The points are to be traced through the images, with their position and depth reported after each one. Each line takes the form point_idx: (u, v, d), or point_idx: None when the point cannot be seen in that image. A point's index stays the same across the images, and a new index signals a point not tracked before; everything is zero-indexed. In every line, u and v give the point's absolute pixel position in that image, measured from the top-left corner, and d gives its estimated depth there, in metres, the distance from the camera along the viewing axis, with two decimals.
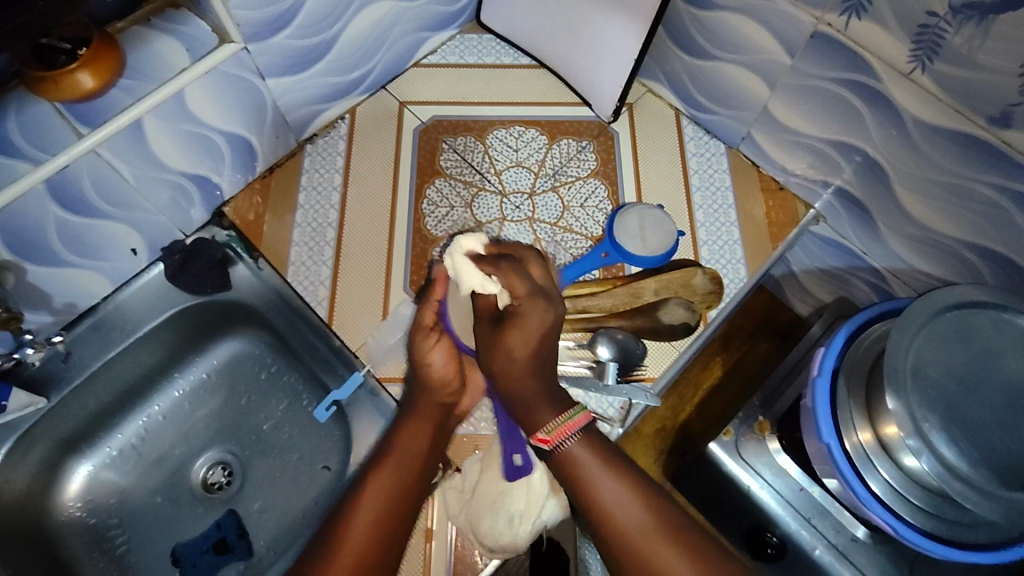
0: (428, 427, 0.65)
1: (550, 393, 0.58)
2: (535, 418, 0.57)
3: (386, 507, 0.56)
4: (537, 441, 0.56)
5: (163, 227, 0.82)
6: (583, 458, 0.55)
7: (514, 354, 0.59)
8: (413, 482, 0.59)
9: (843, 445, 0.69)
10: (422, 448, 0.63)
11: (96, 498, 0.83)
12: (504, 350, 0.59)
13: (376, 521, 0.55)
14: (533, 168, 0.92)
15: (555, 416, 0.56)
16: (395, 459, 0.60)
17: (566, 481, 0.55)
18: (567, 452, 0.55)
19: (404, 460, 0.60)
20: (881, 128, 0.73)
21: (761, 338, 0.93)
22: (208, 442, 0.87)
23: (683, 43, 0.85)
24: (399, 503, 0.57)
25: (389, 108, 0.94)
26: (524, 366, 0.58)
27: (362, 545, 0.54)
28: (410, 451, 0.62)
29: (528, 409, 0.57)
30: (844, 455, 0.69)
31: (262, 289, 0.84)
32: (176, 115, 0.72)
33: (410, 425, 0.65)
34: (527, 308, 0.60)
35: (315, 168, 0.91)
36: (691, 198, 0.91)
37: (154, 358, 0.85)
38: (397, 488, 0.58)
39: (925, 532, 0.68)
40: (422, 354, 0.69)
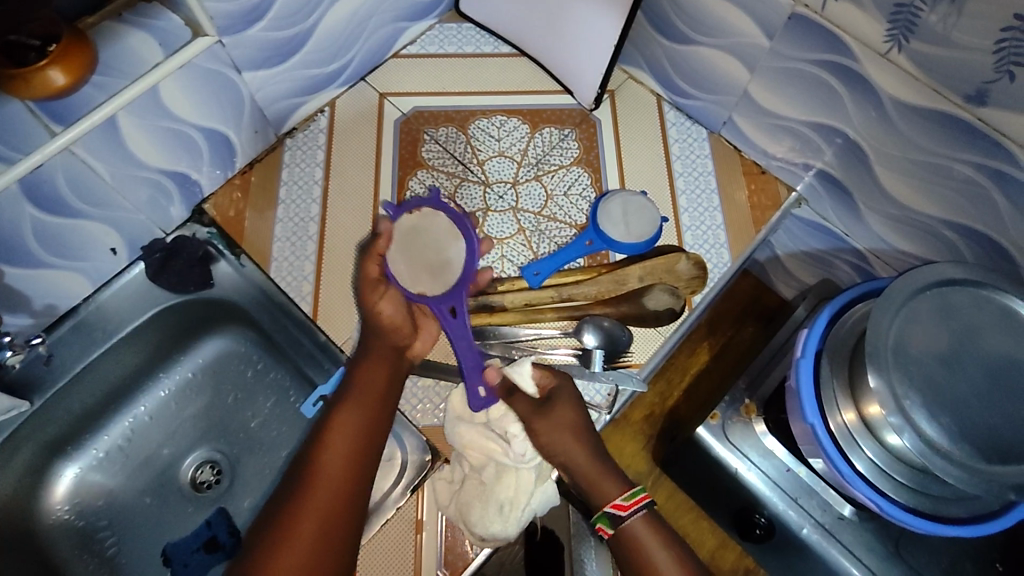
0: (382, 369, 0.69)
1: (607, 470, 0.66)
2: (602, 491, 0.64)
3: (346, 453, 0.62)
4: (610, 510, 0.63)
5: (142, 227, 0.81)
6: (642, 533, 0.62)
7: (563, 428, 0.67)
8: (368, 431, 0.64)
9: (827, 425, 0.70)
10: (378, 393, 0.67)
11: (84, 501, 0.83)
12: (551, 426, 0.67)
13: (339, 465, 0.61)
14: (516, 157, 0.91)
15: (620, 490, 0.64)
16: (354, 411, 0.65)
17: (626, 559, 0.62)
18: (632, 526, 0.62)
19: (360, 409, 0.65)
20: (860, 108, 0.73)
21: (747, 322, 0.98)
22: (195, 441, 0.87)
23: (662, 28, 0.85)
24: (359, 441, 0.63)
25: (368, 101, 0.93)
26: (574, 441, 0.67)
27: (326, 505, 0.59)
28: (366, 400, 0.66)
29: (596, 484, 0.65)
30: (829, 435, 0.70)
31: (241, 283, 0.83)
32: (150, 111, 0.71)
33: (363, 374, 0.68)
34: (561, 394, 0.69)
35: (295, 163, 0.89)
36: (674, 184, 0.91)
37: (138, 358, 0.84)
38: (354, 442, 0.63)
39: (910, 509, 0.69)
40: (372, 304, 0.69)
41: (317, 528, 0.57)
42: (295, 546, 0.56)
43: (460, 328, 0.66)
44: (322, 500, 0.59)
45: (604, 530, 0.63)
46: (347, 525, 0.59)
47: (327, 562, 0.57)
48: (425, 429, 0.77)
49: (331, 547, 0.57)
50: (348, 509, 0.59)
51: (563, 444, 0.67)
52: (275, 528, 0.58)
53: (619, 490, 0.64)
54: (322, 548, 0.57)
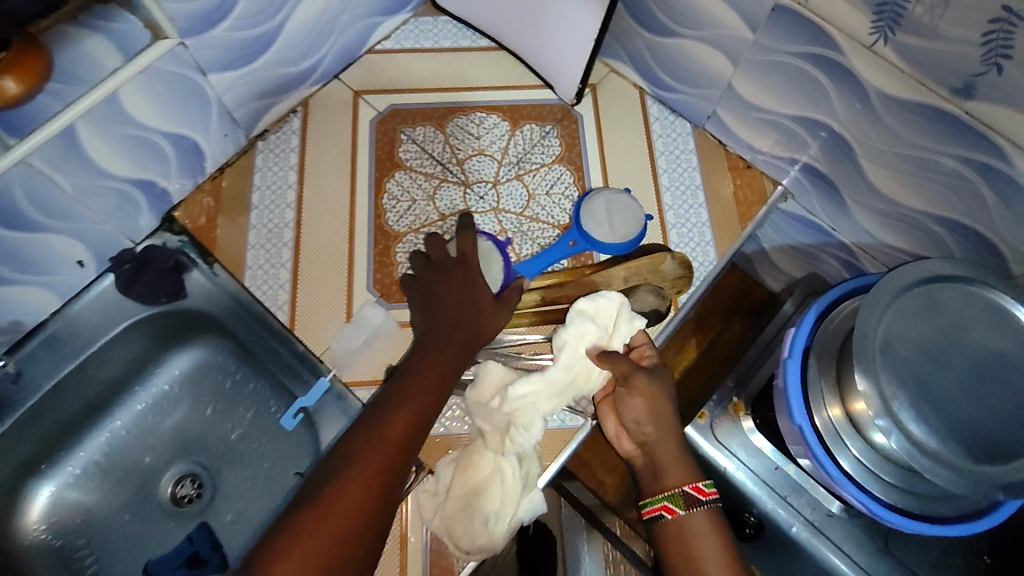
0: (433, 370, 0.66)
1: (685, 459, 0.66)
2: (674, 476, 0.64)
3: (401, 434, 0.60)
4: (684, 492, 0.62)
5: (110, 237, 0.78)
6: (702, 523, 0.61)
7: (657, 405, 0.68)
8: (413, 431, 0.61)
9: (813, 423, 0.70)
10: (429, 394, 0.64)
11: (60, 520, 0.80)
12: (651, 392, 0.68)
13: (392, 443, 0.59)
14: (496, 156, 0.89)
15: (693, 479, 0.64)
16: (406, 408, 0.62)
17: (675, 545, 0.60)
18: (696, 516, 0.61)
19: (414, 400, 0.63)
20: (844, 101, 0.72)
21: (734, 317, 0.96)
22: (174, 455, 0.84)
23: (643, 20, 0.83)
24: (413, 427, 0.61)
25: (342, 100, 0.90)
26: (670, 417, 0.68)
27: (363, 491, 0.55)
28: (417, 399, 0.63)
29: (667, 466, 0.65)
30: (815, 433, 0.70)
31: (214, 293, 0.80)
32: (110, 118, 0.68)
33: (417, 379, 0.65)
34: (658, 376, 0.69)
35: (268, 166, 0.86)
36: (659, 180, 0.89)
37: (112, 371, 0.82)
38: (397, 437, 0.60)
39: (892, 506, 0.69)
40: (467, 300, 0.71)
41: (350, 519, 0.53)
42: (326, 522, 0.52)
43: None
44: (360, 489, 0.55)
45: (663, 509, 0.62)
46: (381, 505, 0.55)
47: (359, 543, 0.52)
48: None
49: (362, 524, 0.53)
50: (387, 490, 0.57)
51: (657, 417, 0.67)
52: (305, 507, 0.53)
53: (695, 479, 0.63)
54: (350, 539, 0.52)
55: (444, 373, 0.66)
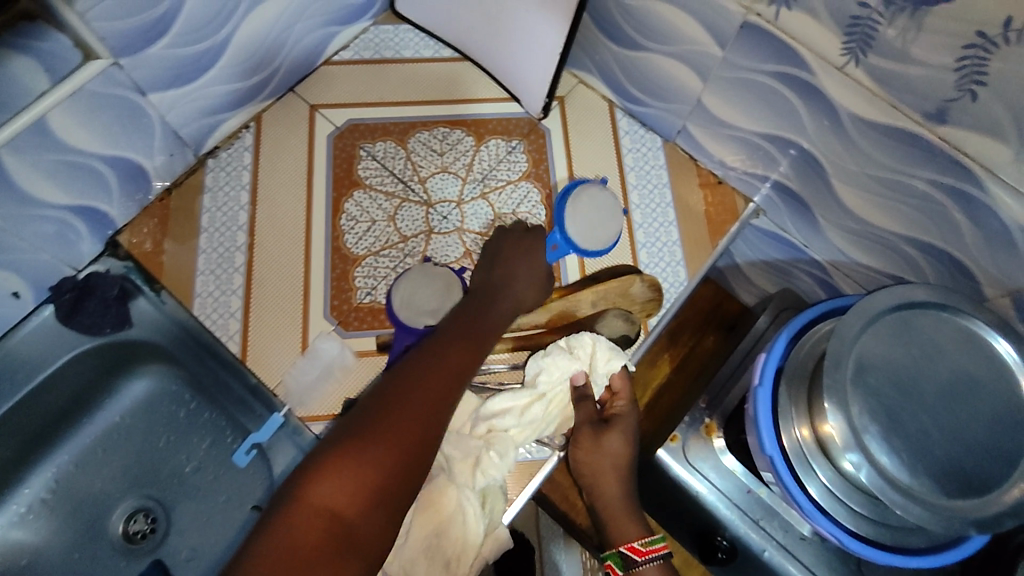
0: (470, 333, 0.67)
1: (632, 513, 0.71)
2: (621, 532, 0.70)
3: (443, 385, 0.60)
4: (625, 552, 0.68)
5: (48, 267, 0.73)
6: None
7: (605, 461, 0.72)
8: (445, 396, 0.60)
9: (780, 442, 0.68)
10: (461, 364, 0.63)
11: (5, 561, 0.77)
12: (594, 447, 0.72)
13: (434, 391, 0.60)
14: (460, 173, 0.85)
15: (638, 534, 0.69)
16: (439, 375, 0.61)
17: None
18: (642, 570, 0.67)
19: (454, 353, 0.64)
20: (815, 120, 0.69)
21: (708, 330, 0.98)
22: (125, 490, 0.80)
23: (610, 32, 0.79)
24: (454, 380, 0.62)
25: (298, 114, 0.86)
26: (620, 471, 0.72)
27: (405, 432, 0.56)
28: (450, 365, 0.62)
29: (615, 521, 0.71)
30: (781, 454, 0.68)
31: (162, 322, 0.76)
32: (41, 144, 0.63)
33: (451, 336, 0.65)
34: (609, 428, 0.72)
35: (218, 186, 0.81)
36: (628, 199, 0.86)
37: (57, 405, 0.78)
38: (436, 392, 0.59)
39: (854, 534, 0.68)
40: (507, 278, 0.74)
41: (388, 458, 0.54)
42: (362, 456, 0.53)
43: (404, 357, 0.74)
44: (402, 426, 0.56)
45: (613, 569, 0.68)
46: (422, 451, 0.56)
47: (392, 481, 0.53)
48: None
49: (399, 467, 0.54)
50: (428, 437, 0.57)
51: (606, 472, 0.72)
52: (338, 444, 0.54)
53: (637, 535, 0.69)
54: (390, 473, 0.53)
55: (474, 348, 0.65)
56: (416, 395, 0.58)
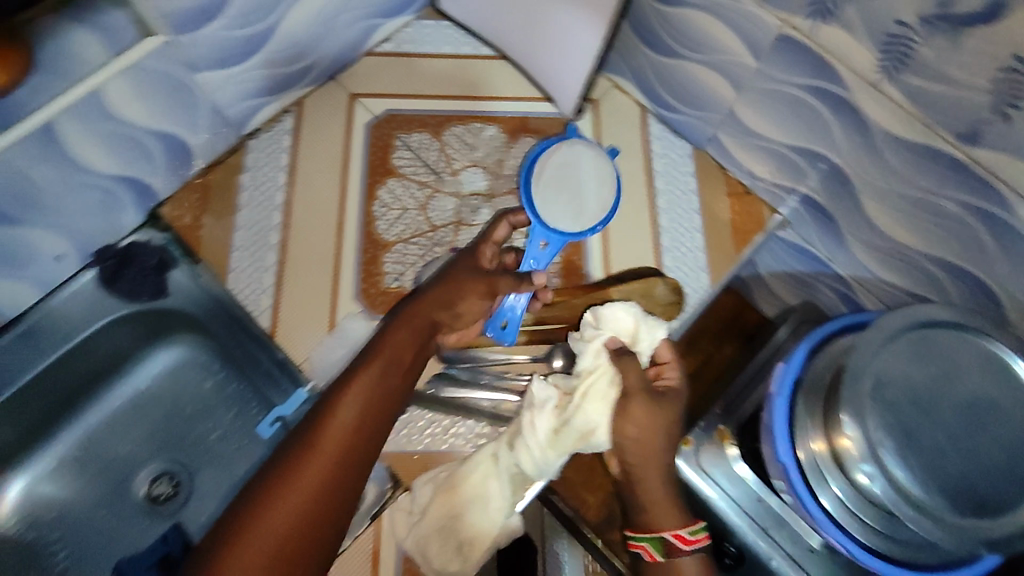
0: (384, 361, 0.61)
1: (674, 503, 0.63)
2: (661, 519, 0.62)
3: (353, 429, 0.55)
4: (666, 538, 0.61)
5: (93, 232, 0.76)
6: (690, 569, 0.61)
7: (655, 433, 0.63)
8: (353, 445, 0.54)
9: (796, 455, 0.70)
10: (355, 422, 0.56)
11: (32, 513, 0.80)
12: (648, 422, 0.63)
13: (343, 434, 0.55)
14: (492, 168, 0.87)
15: (679, 523, 0.62)
16: (324, 446, 0.53)
17: None
18: (684, 562, 0.61)
19: (364, 389, 0.58)
20: (846, 135, 0.70)
21: (726, 340, 0.90)
22: (150, 454, 0.83)
23: (647, 38, 0.81)
24: (366, 415, 0.57)
25: (338, 102, 0.88)
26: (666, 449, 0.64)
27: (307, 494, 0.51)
28: (332, 438, 0.54)
29: (655, 506, 0.63)
30: (797, 467, 0.69)
31: (196, 293, 0.78)
32: (95, 115, 0.66)
33: (360, 365, 0.60)
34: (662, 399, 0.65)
35: (258, 166, 0.84)
36: (656, 204, 0.88)
37: (92, 367, 0.81)
38: (346, 439, 0.54)
39: (870, 549, 0.68)
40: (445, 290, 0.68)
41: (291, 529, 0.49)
42: (261, 534, 0.49)
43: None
44: (304, 492, 0.51)
45: (650, 553, 0.62)
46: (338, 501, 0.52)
47: (305, 542, 0.50)
48: (388, 455, 0.75)
49: (311, 530, 0.50)
50: (341, 488, 0.52)
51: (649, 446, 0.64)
52: (225, 538, 0.49)
53: (680, 524, 0.62)
54: (296, 545, 0.49)
55: (393, 374, 0.60)
56: (320, 448, 0.53)
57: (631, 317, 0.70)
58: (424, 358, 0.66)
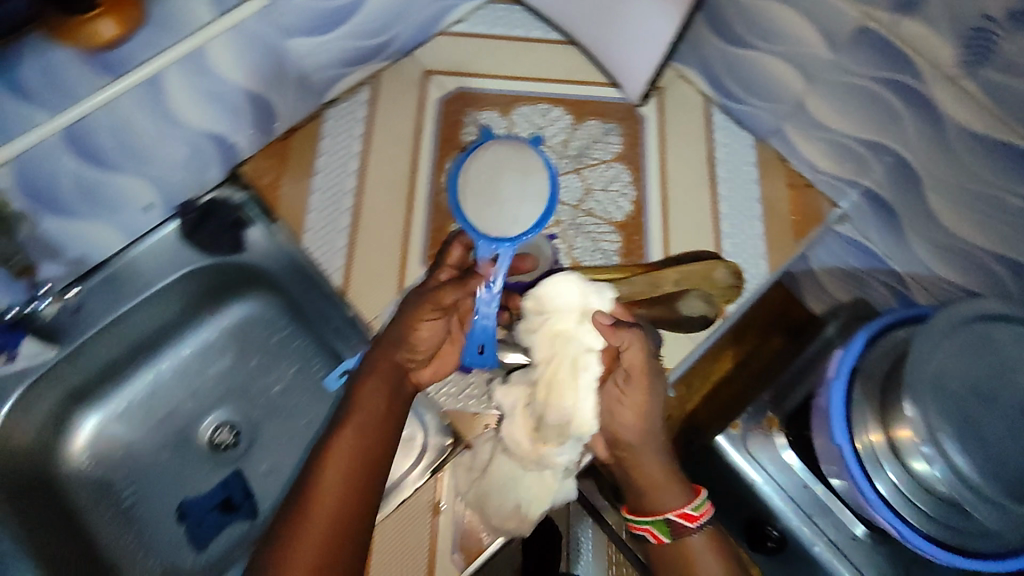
0: (364, 417, 0.65)
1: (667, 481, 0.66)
2: (664, 499, 0.65)
3: (346, 484, 0.61)
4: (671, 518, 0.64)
5: (179, 186, 0.80)
6: (699, 545, 0.64)
7: (639, 414, 0.66)
8: (355, 499, 0.61)
9: (853, 445, 0.70)
10: (348, 479, 0.62)
11: (103, 451, 0.84)
12: (643, 405, 0.66)
13: (337, 490, 0.61)
14: (557, 148, 0.89)
15: (681, 500, 0.65)
16: (324, 504, 0.60)
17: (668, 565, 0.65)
18: (692, 541, 0.64)
19: (349, 445, 0.63)
20: (916, 129, 0.72)
21: (773, 333, 0.90)
22: (216, 402, 0.87)
23: (720, 29, 0.83)
24: (360, 467, 0.63)
25: (412, 77, 0.92)
26: (648, 426, 0.66)
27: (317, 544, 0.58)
28: (328, 493, 0.60)
29: (653, 487, 0.66)
30: (855, 457, 0.69)
31: (272, 249, 0.82)
32: (196, 72, 0.69)
33: (342, 425, 0.65)
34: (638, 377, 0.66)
35: (334, 134, 0.87)
36: (716, 190, 0.89)
37: (167, 316, 0.85)
38: (348, 492, 0.61)
39: (930, 538, 0.68)
40: (412, 321, 0.70)
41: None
42: None
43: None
44: (317, 545, 0.58)
45: (658, 536, 0.65)
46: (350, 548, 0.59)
47: None
48: (448, 412, 0.78)
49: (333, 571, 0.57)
50: (350, 534, 0.59)
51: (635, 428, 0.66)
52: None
53: (683, 500, 0.65)
54: None
55: (377, 426, 0.65)
56: (320, 505, 0.60)
57: (574, 291, 0.69)
58: (402, 400, 0.69)
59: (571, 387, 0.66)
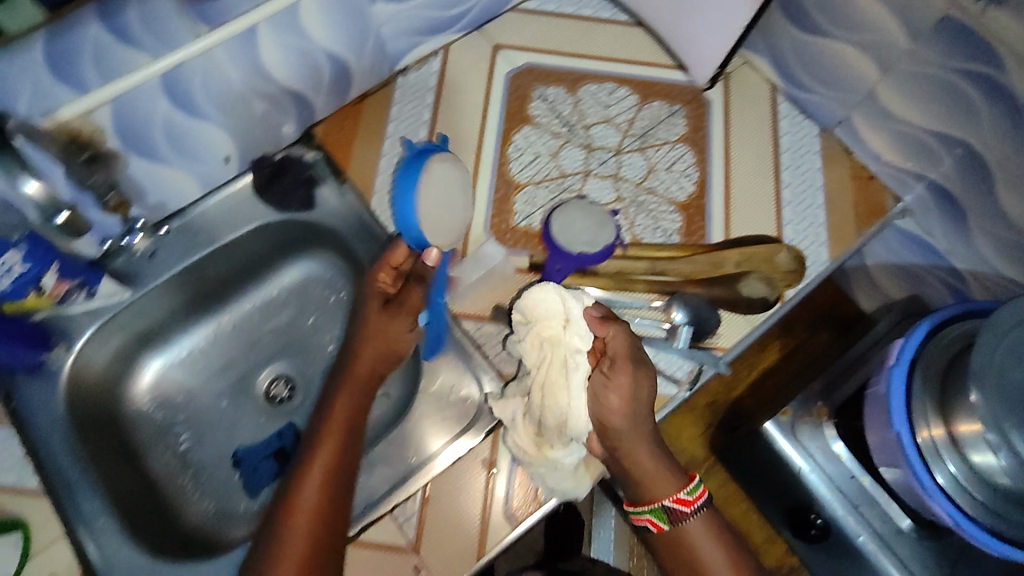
0: (337, 429, 0.70)
1: (658, 469, 0.68)
2: (657, 487, 0.67)
3: (322, 490, 0.66)
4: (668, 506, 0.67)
5: (256, 140, 0.82)
6: (695, 531, 0.67)
7: (632, 401, 0.68)
8: (332, 503, 0.66)
9: (914, 437, 0.69)
10: (325, 488, 0.66)
11: (164, 394, 0.86)
12: (628, 393, 0.68)
13: (315, 496, 0.65)
14: (622, 127, 0.90)
15: (675, 487, 0.67)
16: (302, 514, 0.64)
17: (673, 553, 0.68)
18: (690, 525, 0.67)
19: (325, 456, 0.68)
20: (995, 122, 0.71)
21: (821, 329, 0.92)
22: (275, 355, 0.89)
23: (795, 15, 0.83)
24: (334, 475, 0.67)
25: (482, 50, 0.93)
26: (641, 417, 0.68)
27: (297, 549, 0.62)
28: (306, 499, 0.65)
29: (645, 478, 0.68)
30: (914, 448, 0.69)
31: (342, 211, 0.85)
32: (286, 28, 0.71)
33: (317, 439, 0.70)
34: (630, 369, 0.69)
35: (405, 101, 0.89)
36: (780, 176, 0.89)
37: (234, 268, 0.87)
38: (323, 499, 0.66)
39: (992, 531, 0.67)
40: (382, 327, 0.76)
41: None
42: None
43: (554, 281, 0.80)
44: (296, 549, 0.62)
45: (657, 524, 0.68)
46: (329, 546, 0.63)
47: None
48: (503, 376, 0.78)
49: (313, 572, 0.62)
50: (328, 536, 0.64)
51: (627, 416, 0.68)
52: None
53: (676, 487, 0.67)
54: None
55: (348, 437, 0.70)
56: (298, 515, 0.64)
57: (555, 296, 0.73)
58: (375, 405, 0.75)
59: (564, 386, 0.71)
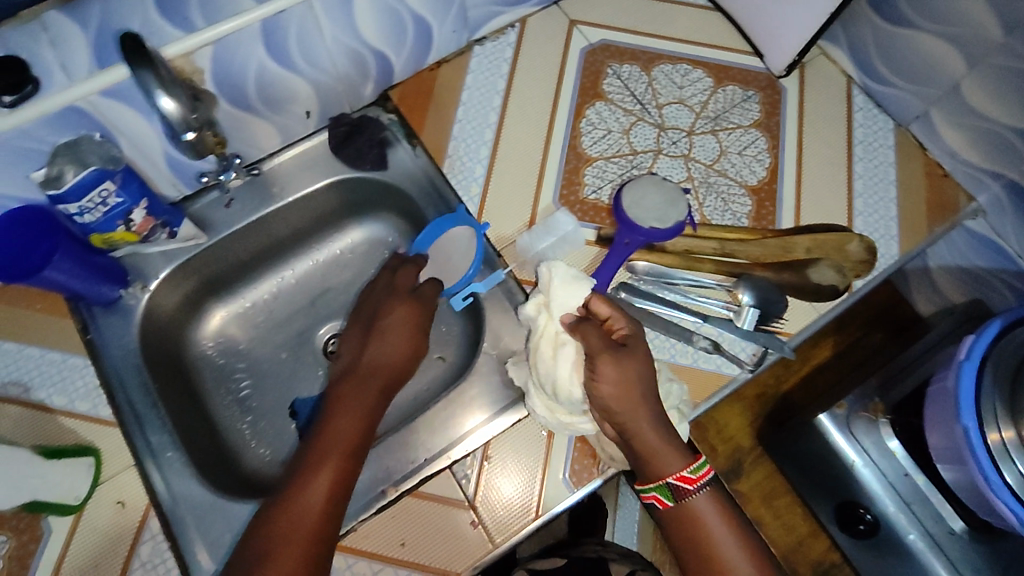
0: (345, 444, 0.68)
1: (663, 448, 0.66)
2: (661, 465, 0.65)
3: (325, 505, 0.64)
4: (673, 483, 0.65)
5: (335, 97, 0.84)
6: (704, 508, 0.65)
7: (628, 383, 0.65)
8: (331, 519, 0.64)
9: (983, 436, 0.64)
10: (324, 504, 0.64)
11: (227, 341, 0.88)
12: (619, 378, 0.65)
13: (316, 514, 0.63)
14: (695, 108, 0.90)
15: (683, 463, 0.66)
16: (300, 532, 0.62)
17: (681, 530, 0.66)
18: (696, 503, 0.65)
19: (330, 474, 0.65)
20: None
21: (876, 327, 0.84)
22: (336, 312, 0.91)
23: (882, 5, 0.83)
24: (337, 490, 0.65)
25: (559, 24, 0.93)
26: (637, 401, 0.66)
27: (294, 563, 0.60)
28: (306, 514, 0.63)
29: (654, 457, 0.65)
30: (983, 448, 0.64)
31: (414, 170, 0.85)
32: None
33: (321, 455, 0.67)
34: (622, 358, 0.66)
35: (481, 69, 0.90)
36: (851, 167, 0.88)
37: (302, 223, 0.88)
38: (321, 514, 0.63)
39: None
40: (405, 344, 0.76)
41: None
42: None
43: (622, 254, 0.80)
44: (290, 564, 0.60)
45: (663, 501, 0.66)
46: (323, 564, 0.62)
47: None
48: None
49: None
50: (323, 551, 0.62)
51: (624, 401, 0.65)
52: None
53: (682, 463, 0.65)
54: None
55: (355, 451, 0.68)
56: (293, 534, 0.62)
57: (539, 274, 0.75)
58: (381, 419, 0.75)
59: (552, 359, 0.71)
